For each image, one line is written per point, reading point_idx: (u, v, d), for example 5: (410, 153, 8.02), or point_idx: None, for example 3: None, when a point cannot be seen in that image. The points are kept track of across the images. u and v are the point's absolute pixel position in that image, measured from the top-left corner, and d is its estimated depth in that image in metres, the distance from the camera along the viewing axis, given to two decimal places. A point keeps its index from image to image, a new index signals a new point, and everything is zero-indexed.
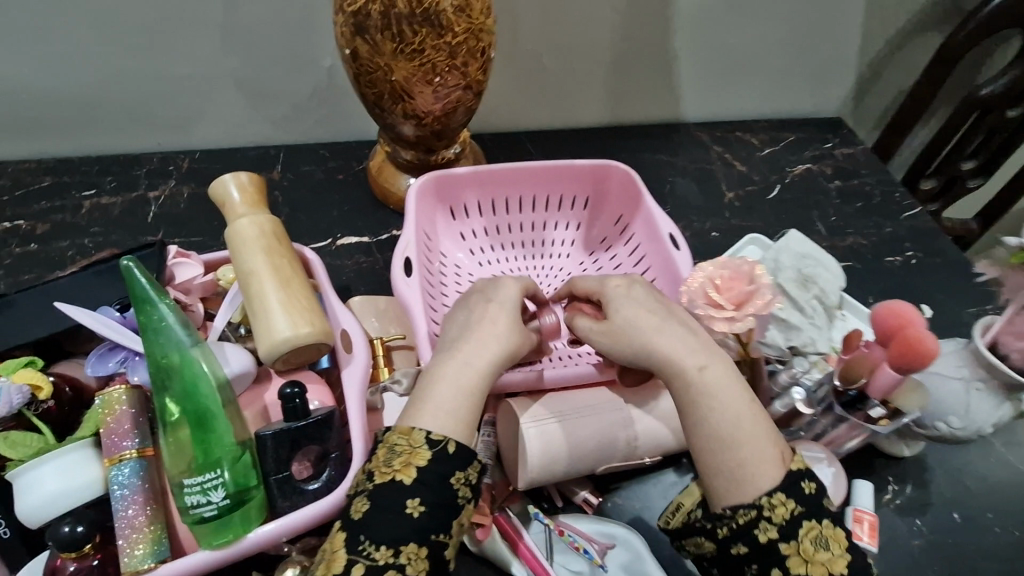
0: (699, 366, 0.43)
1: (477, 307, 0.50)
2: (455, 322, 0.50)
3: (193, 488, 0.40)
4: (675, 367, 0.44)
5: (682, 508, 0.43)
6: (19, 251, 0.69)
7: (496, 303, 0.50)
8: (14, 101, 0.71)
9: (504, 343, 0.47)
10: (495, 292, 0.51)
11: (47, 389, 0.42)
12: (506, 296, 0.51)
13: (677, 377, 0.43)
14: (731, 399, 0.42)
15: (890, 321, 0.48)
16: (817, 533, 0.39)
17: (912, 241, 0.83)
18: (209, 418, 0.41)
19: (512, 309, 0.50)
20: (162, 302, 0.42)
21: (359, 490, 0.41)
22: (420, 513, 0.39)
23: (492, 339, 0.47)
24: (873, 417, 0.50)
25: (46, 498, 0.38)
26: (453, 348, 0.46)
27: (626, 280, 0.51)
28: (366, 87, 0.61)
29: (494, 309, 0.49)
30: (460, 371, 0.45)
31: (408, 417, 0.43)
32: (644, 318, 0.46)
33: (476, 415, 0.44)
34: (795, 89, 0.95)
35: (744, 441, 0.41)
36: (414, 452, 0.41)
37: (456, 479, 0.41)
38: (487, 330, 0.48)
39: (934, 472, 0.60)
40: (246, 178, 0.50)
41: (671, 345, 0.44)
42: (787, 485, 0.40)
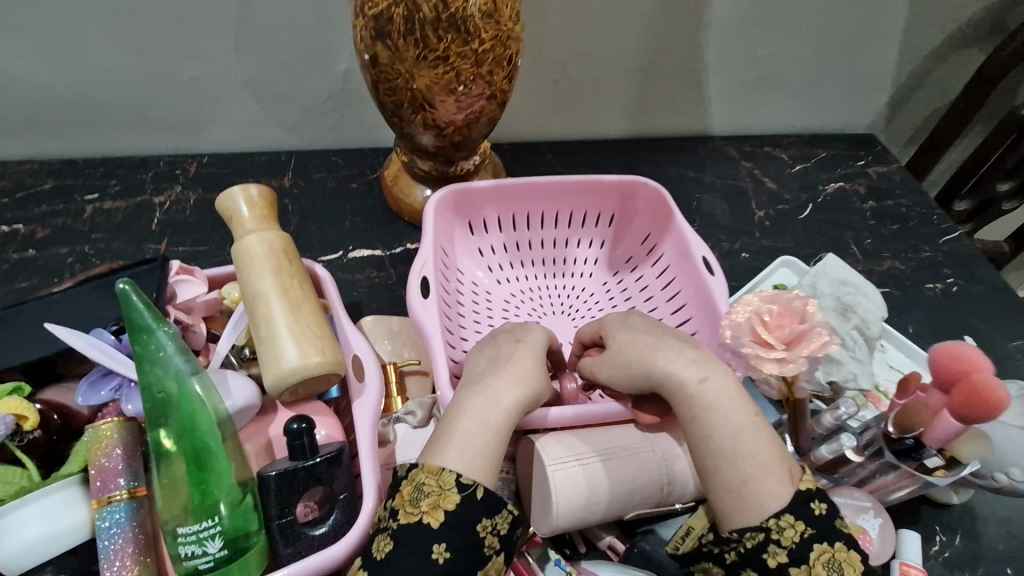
0: (699, 378, 0.44)
1: (505, 345, 0.48)
2: (480, 359, 0.47)
3: (187, 537, 0.36)
4: (676, 383, 0.44)
5: (694, 531, 0.43)
6: (17, 257, 0.66)
7: (524, 343, 0.49)
8: (17, 100, 0.68)
9: (533, 376, 0.46)
10: (522, 332, 0.50)
11: (33, 419, 0.38)
12: (530, 337, 0.50)
13: (682, 398, 0.44)
14: (731, 411, 0.42)
15: (952, 366, 0.44)
16: (829, 556, 0.39)
17: (953, 266, 0.78)
18: (207, 459, 0.37)
19: (535, 343, 0.49)
20: (160, 329, 0.38)
21: (382, 529, 0.38)
22: (446, 559, 0.37)
23: (518, 379, 0.45)
24: (929, 467, 0.46)
25: (28, 544, 0.35)
26: (480, 384, 0.44)
27: (622, 314, 0.52)
28: (385, 95, 0.57)
29: (519, 347, 0.48)
30: (487, 405, 0.42)
31: (433, 453, 0.40)
32: (642, 340, 0.48)
33: (501, 453, 0.41)
34: (828, 103, 0.91)
35: (748, 459, 0.41)
36: (443, 494, 0.38)
37: (482, 527, 0.38)
38: (512, 362, 0.46)
39: (985, 522, 0.55)
40: (256, 191, 0.47)
41: (673, 361, 0.45)
42: (795, 506, 0.40)
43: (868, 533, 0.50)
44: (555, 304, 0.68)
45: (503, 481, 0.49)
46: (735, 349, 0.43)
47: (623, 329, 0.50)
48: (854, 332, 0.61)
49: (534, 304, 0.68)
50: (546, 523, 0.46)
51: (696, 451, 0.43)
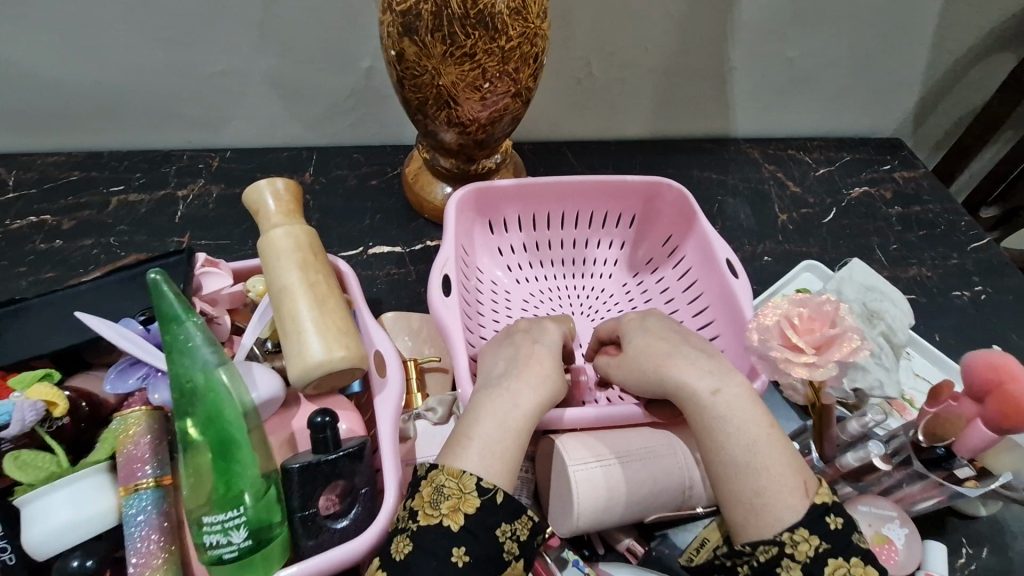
0: (713, 390, 0.42)
1: (522, 346, 0.49)
2: (497, 361, 0.47)
3: (213, 526, 0.36)
4: (690, 391, 0.43)
5: (708, 544, 0.42)
6: (43, 248, 0.66)
7: (542, 345, 0.49)
8: (45, 93, 0.69)
9: (552, 378, 0.45)
10: (541, 334, 0.50)
11: (62, 406, 0.39)
12: (546, 339, 0.50)
13: (697, 408, 0.42)
14: (745, 421, 0.41)
15: (989, 377, 0.42)
16: (843, 572, 0.37)
17: (981, 275, 0.77)
18: (233, 450, 0.37)
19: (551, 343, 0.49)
20: (189, 320, 0.38)
21: (401, 529, 0.38)
22: (466, 563, 0.36)
23: (540, 382, 0.44)
24: (958, 477, 0.45)
25: (56, 530, 0.35)
26: (500, 387, 0.44)
27: (640, 316, 0.53)
28: (410, 91, 0.57)
29: (535, 347, 0.48)
30: (506, 409, 0.42)
31: (453, 455, 0.40)
32: (657, 346, 0.48)
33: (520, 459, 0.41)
34: (854, 107, 0.90)
35: (763, 471, 0.39)
36: (464, 498, 0.38)
37: (501, 532, 0.38)
38: (529, 363, 0.46)
39: (1014, 536, 0.54)
40: (283, 185, 0.47)
41: (688, 372, 0.44)
42: (811, 520, 0.38)
43: (893, 543, 0.49)
44: (575, 305, 0.68)
45: (522, 484, 0.49)
46: (763, 353, 0.42)
47: (638, 333, 0.51)
48: (880, 339, 0.60)
49: (554, 305, 0.67)
50: (565, 525, 0.46)
51: (709, 461, 0.41)
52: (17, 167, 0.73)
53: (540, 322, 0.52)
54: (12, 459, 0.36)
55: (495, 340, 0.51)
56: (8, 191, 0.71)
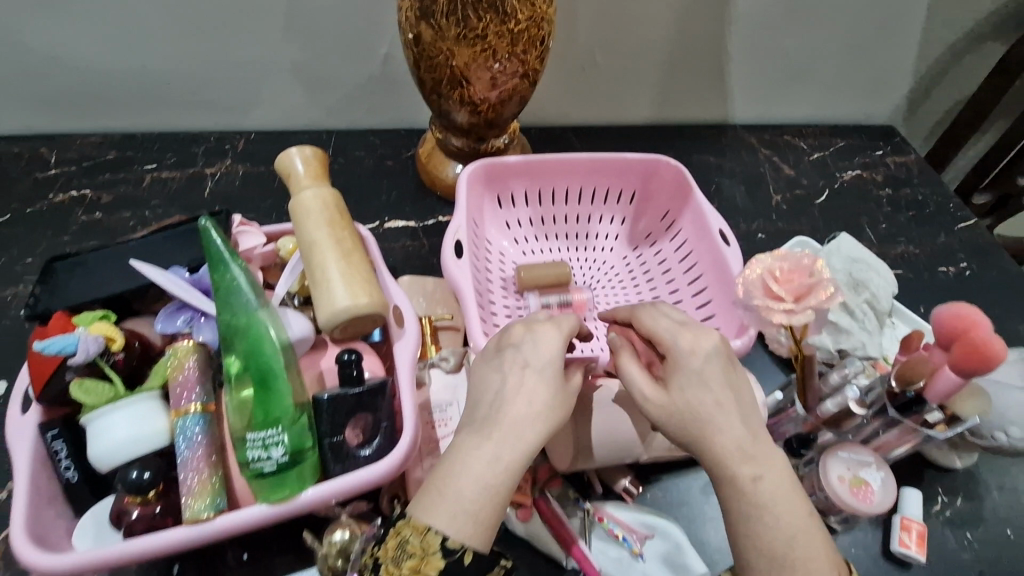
0: (754, 476, 0.41)
1: (511, 372, 0.44)
2: (484, 395, 0.43)
3: (254, 442, 0.41)
4: (726, 468, 0.41)
5: None
6: (85, 219, 0.72)
7: (531, 372, 0.44)
8: (86, 76, 0.74)
9: (538, 417, 0.42)
10: (532, 353, 0.45)
11: (119, 342, 0.44)
12: (535, 354, 0.45)
13: (727, 480, 0.41)
14: (790, 511, 0.40)
15: (953, 325, 0.47)
16: None
17: (967, 253, 0.80)
18: (271, 379, 0.42)
19: (546, 367, 0.44)
20: (233, 262, 0.44)
21: None
22: None
23: (527, 424, 0.41)
24: (930, 422, 0.49)
25: (117, 444, 0.40)
26: (487, 433, 0.41)
27: (699, 339, 0.45)
28: (426, 72, 0.62)
29: (530, 379, 0.43)
30: (484, 463, 0.40)
31: (422, 510, 0.39)
32: (704, 397, 0.43)
33: (498, 516, 0.39)
34: (848, 95, 0.94)
35: (797, 560, 0.38)
36: (424, 559, 0.38)
37: None
38: (529, 407, 0.42)
39: (988, 486, 0.58)
40: (311, 152, 0.52)
41: (725, 447, 0.42)
42: None
43: (869, 485, 0.53)
44: (578, 276, 0.72)
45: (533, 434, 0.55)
46: (748, 303, 0.47)
47: (685, 372, 0.44)
48: (865, 306, 0.64)
49: None
50: (568, 460, 0.51)
51: (734, 534, 0.40)
52: (58, 147, 0.78)
53: (534, 332, 0.46)
54: (77, 385, 0.42)
55: (484, 355, 0.47)
56: (51, 168, 0.76)
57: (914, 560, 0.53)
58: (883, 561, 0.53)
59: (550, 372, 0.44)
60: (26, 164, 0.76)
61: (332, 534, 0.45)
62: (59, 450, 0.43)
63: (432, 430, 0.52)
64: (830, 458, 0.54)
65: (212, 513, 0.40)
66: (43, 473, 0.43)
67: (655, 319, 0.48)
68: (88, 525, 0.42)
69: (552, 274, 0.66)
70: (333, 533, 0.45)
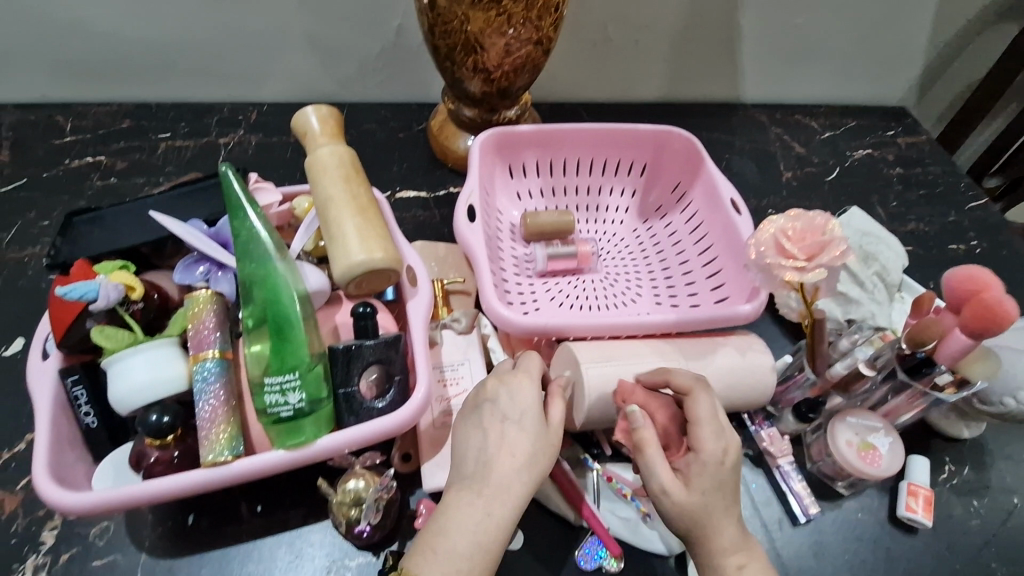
0: (740, 566, 0.44)
1: (492, 429, 0.45)
2: (468, 451, 0.45)
3: (272, 387, 0.42)
4: (717, 559, 0.44)
5: None
6: (100, 185, 0.72)
7: (511, 428, 0.45)
8: (98, 44, 0.73)
9: (523, 469, 0.43)
10: (511, 407, 0.46)
11: (140, 290, 0.45)
12: (516, 405, 0.46)
13: (713, 565, 0.44)
14: None
15: (965, 287, 0.47)
16: None
17: (977, 231, 0.80)
18: (287, 327, 0.43)
19: (525, 417, 0.45)
20: (251, 210, 0.45)
21: None
22: None
23: (513, 483, 0.43)
24: (939, 385, 0.50)
25: (139, 386, 0.42)
26: (479, 490, 0.42)
27: (731, 443, 0.45)
28: (440, 38, 0.62)
29: (518, 439, 0.44)
30: (479, 521, 0.41)
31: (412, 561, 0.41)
32: (718, 499, 0.44)
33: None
34: (862, 74, 0.93)
35: None
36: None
37: None
38: (517, 467, 0.43)
39: (994, 456, 0.58)
40: (326, 111, 0.52)
41: (721, 541, 0.44)
42: None
43: (877, 450, 0.53)
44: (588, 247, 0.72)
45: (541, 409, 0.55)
46: (760, 264, 0.48)
47: (713, 477, 0.44)
48: (874, 277, 0.64)
49: None
50: (579, 419, 0.52)
51: None
52: (72, 115, 0.78)
53: (511, 384, 0.47)
54: (98, 332, 0.42)
55: (467, 406, 0.48)
56: (66, 136, 0.76)
57: (920, 525, 0.53)
58: (889, 527, 0.54)
59: (533, 428, 0.45)
60: (41, 131, 0.76)
61: (346, 483, 0.46)
62: (79, 397, 0.44)
63: (444, 388, 0.53)
64: (839, 424, 0.54)
65: (230, 457, 0.41)
66: (64, 417, 0.44)
67: (704, 412, 0.45)
68: (108, 469, 0.43)
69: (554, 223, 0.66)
70: (347, 483, 0.47)
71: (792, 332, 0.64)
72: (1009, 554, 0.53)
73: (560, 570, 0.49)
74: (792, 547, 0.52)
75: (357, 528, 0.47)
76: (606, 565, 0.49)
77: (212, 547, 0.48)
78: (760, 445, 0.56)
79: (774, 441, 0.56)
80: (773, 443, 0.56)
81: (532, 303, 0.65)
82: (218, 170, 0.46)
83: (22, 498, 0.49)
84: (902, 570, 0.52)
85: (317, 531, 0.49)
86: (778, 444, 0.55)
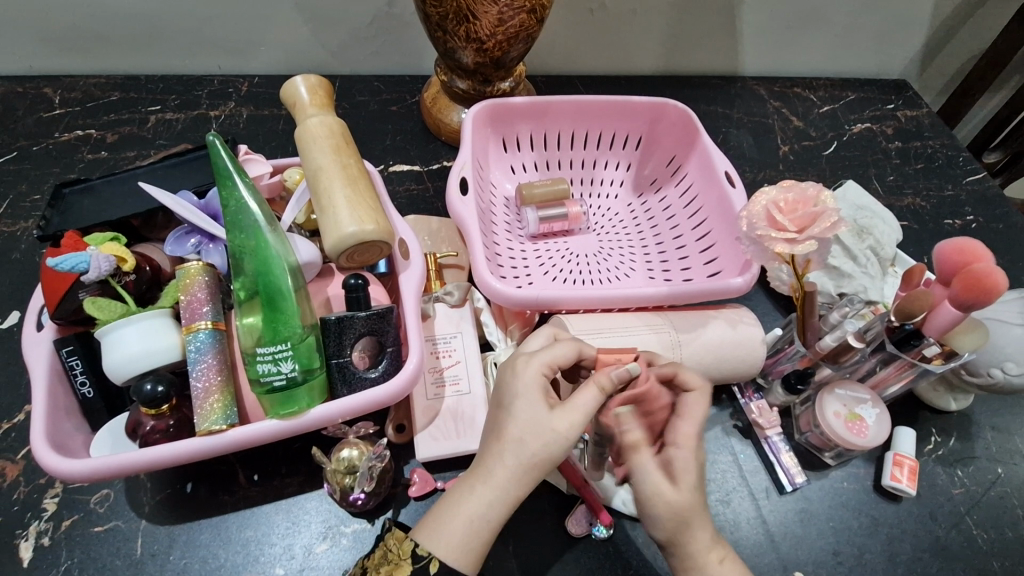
0: (719, 559, 0.42)
1: (497, 407, 0.43)
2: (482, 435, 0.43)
3: (265, 356, 0.42)
4: (700, 558, 0.41)
5: None
6: (90, 158, 0.72)
7: (512, 420, 0.41)
8: (78, 13, 0.70)
9: (510, 449, 0.40)
10: (507, 385, 0.43)
11: (131, 262, 0.45)
12: (516, 392, 0.42)
13: (696, 564, 0.41)
14: None
15: (955, 260, 0.48)
16: None
17: (973, 205, 0.79)
18: (279, 297, 0.43)
19: (512, 397, 0.42)
20: (240, 179, 0.45)
21: None
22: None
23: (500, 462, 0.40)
24: (927, 356, 0.50)
25: (133, 355, 0.42)
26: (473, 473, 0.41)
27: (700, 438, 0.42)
28: (432, 6, 0.60)
29: (510, 429, 0.41)
30: (466, 500, 0.40)
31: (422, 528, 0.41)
32: (695, 499, 0.41)
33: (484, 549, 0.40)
34: (864, 44, 0.91)
35: None
36: (397, 565, 0.40)
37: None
38: (519, 459, 0.40)
39: (980, 427, 0.59)
40: (316, 81, 0.52)
41: (702, 541, 0.41)
42: None
43: (864, 420, 0.54)
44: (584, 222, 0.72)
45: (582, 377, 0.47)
46: (751, 235, 0.48)
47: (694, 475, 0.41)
48: (868, 251, 0.64)
49: None
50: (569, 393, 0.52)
51: None
52: (61, 87, 0.77)
53: (513, 364, 0.44)
54: (92, 303, 0.42)
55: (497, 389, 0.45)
56: (55, 108, 0.75)
57: (904, 494, 0.54)
58: (874, 495, 0.55)
59: (535, 423, 0.40)
60: (29, 103, 0.75)
61: (338, 452, 0.47)
62: (74, 366, 0.45)
63: (437, 360, 0.54)
64: (827, 395, 0.55)
65: (224, 426, 0.42)
66: (60, 388, 0.45)
67: (695, 410, 0.43)
68: (105, 438, 0.43)
69: (551, 191, 0.68)
70: (339, 452, 0.47)
71: (784, 307, 0.65)
72: (991, 522, 0.54)
73: (549, 535, 0.50)
74: (778, 515, 0.53)
75: (352, 496, 0.48)
76: (596, 533, 0.50)
77: (210, 514, 0.49)
78: (749, 416, 0.57)
79: (762, 412, 0.56)
80: (762, 415, 0.56)
81: (525, 277, 0.65)
82: (205, 139, 0.45)
83: (22, 467, 0.50)
84: (886, 536, 0.53)
85: (313, 498, 0.50)
86: (768, 416, 0.56)
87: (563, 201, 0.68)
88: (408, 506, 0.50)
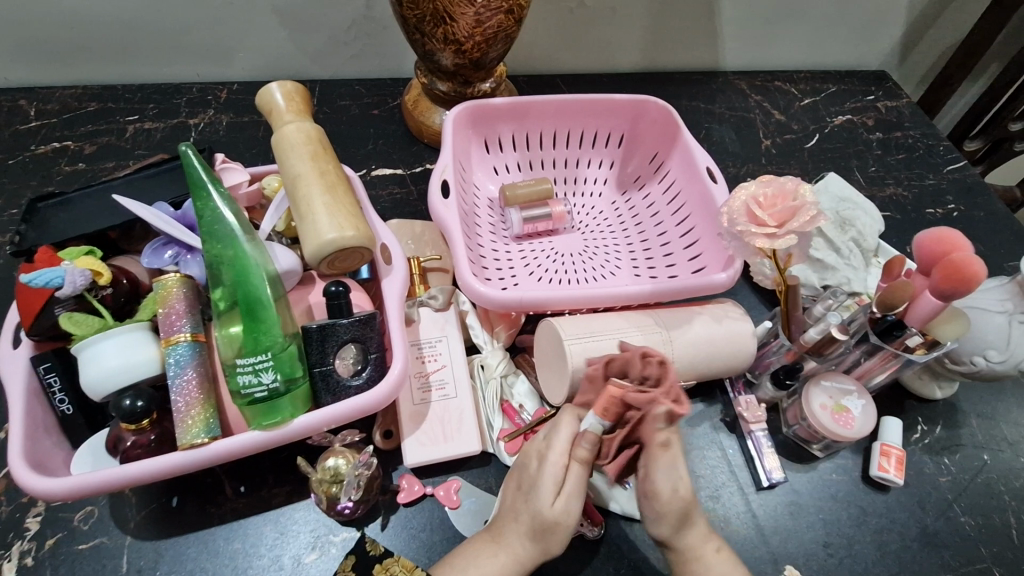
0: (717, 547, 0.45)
1: (512, 482, 0.46)
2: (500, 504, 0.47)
3: (245, 368, 0.41)
4: (699, 548, 0.44)
5: None
6: (68, 170, 0.71)
7: (528, 501, 0.44)
8: (52, 25, 0.69)
9: (532, 522, 0.43)
10: (530, 457, 0.46)
11: (106, 276, 0.44)
12: (536, 476, 0.44)
13: (693, 556, 0.44)
14: None
15: (936, 249, 0.49)
16: None
17: (954, 194, 0.80)
18: (258, 306, 0.43)
19: (532, 475, 0.45)
20: (215, 189, 0.45)
21: None
22: None
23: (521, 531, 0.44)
24: (910, 347, 0.50)
25: (112, 370, 0.42)
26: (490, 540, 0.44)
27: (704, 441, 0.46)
28: (408, 8, 0.60)
29: (527, 511, 0.44)
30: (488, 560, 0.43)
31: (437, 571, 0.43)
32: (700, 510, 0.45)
33: None
34: (841, 38, 0.91)
35: None
36: None
37: None
38: (531, 530, 0.43)
39: (966, 415, 0.60)
40: (292, 86, 0.52)
41: (698, 532, 0.45)
42: None
43: (850, 411, 0.54)
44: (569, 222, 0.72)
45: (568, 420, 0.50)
46: (732, 230, 0.48)
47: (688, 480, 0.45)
48: (851, 243, 0.65)
49: None
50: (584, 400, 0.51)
51: None
52: (36, 99, 0.75)
53: (535, 441, 0.47)
54: (67, 318, 0.42)
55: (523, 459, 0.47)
56: (31, 120, 0.74)
57: (892, 483, 0.54)
58: (862, 485, 0.55)
59: (546, 501, 0.43)
60: (4, 116, 0.74)
61: (326, 461, 0.47)
62: (52, 383, 0.44)
63: (422, 365, 0.53)
64: (813, 387, 0.55)
65: (206, 439, 0.42)
66: (38, 405, 0.44)
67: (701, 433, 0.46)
68: (86, 456, 0.43)
69: (534, 191, 0.67)
70: (327, 461, 0.47)
71: (769, 301, 0.65)
72: (978, 509, 0.54)
73: None
74: (768, 509, 0.53)
75: (339, 505, 0.47)
76: (587, 531, 0.50)
77: (196, 528, 0.48)
78: (736, 408, 0.57)
79: (749, 406, 0.56)
80: (749, 408, 0.56)
81: (510, 279, 0.65)
82: (178, 150, 0.45)
83: (4, 485, 0.50)
84: (875, 526, 0.53)
85: (301, 508, 0.50)
86: (753, 409, 0.56)
87: (547, 201, 0.68)
88: (397, 513, 0.50)
